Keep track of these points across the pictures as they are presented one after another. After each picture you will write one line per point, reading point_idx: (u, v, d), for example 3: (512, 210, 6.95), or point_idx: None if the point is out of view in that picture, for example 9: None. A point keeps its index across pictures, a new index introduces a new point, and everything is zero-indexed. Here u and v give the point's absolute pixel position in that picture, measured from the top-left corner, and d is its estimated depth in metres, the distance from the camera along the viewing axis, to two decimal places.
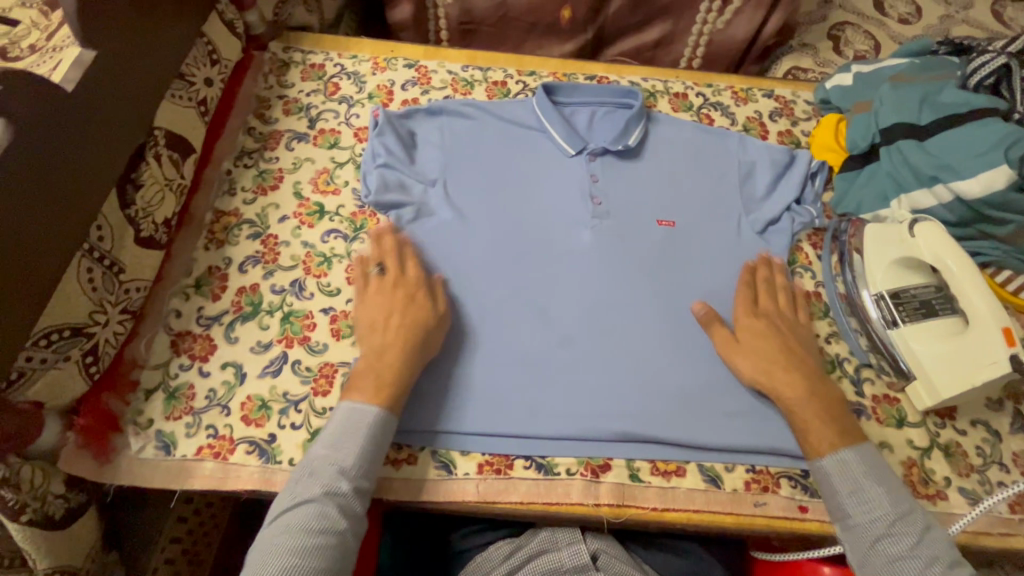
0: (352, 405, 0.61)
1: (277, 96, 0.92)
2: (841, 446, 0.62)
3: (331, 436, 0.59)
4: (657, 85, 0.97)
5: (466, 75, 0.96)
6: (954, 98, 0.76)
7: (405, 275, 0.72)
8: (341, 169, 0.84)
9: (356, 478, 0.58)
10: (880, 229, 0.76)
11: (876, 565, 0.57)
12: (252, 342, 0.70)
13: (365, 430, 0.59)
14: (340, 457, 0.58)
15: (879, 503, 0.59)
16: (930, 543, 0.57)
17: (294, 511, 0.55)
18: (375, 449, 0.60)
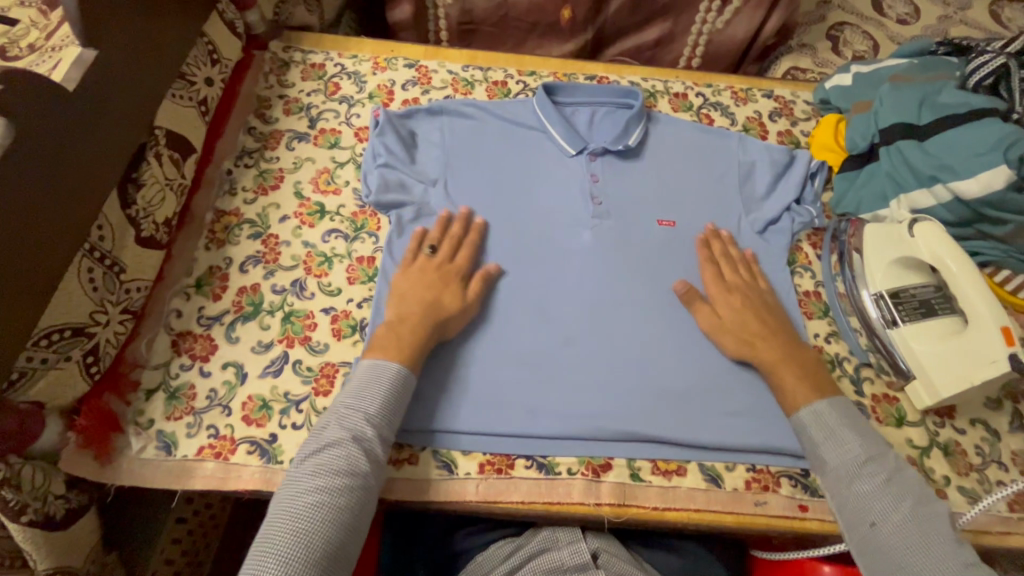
0: (375, 360, 0.62)
1: (277, 96, 0.92)
2: (817, 399, 0.64)
3: (356, 387, 0.61)
4: (657, 86, 0.97)
5: (466, 75, 0.96)
6: (953, 99, 0.76)
7: (452, 261, 0.73)
8: (341, 169, 0.84)
9: (379, 426, 0.59)
10: (879, 229, 0.76)
11: (852, 505, 0.58)
12: (253, 342, 0.70)
13: (388, 383, 0.61)
14: (364, 405, 0.59)
15: (852, 445, 0.60)
16: (900, 479, 0.58)
17: (320, 454, 0.56)
18: (397, 400, 0.61)
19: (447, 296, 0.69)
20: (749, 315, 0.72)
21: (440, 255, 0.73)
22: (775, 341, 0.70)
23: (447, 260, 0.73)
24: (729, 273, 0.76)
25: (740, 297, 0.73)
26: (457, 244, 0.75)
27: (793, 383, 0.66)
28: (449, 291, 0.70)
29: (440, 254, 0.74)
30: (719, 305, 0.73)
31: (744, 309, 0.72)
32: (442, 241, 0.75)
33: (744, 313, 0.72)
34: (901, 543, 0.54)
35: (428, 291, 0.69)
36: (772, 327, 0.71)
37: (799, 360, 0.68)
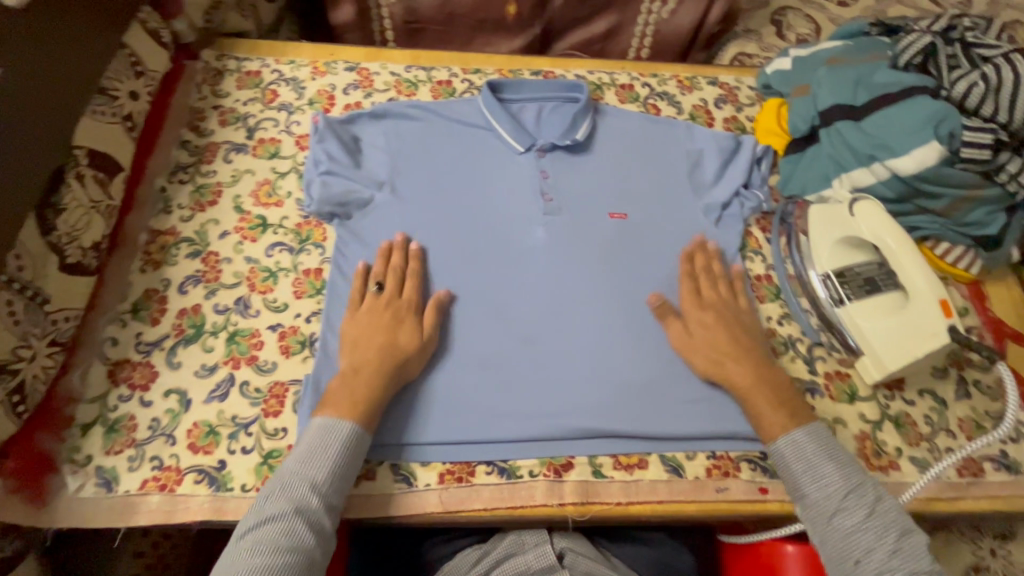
0: (326, 420, 0.59)
1: (212, 106, 0.88)
2: (793, 428, 0.63)
3: (304, 451, 0.57)
4: (603, 78, 0.97)
5: (409, 76, 0.94)
6: (887, 78, 0.77)
7: (402, 295, 0.70)
8: (283, 180, 0.82)
9: (327, 495, 0.55)
10: (823, 210, 0.77)
11: (833, 541, 0.56)
12: (196, 365, 0.67)
13: (338, 444, 0.58)
14: (311, 472, 0.56)
15: (830, 478, 0.59)
16: (885, 512, 0.56)
17: (261, 530, 0.52)
18: (346, 464, 0.58)
19: (399, 334, 0.67)
20: (722, 334, 0.70)
21: (388, 290, 0.70)
22: (747, 357, 0.68)
23: (396, 294, 0.70)
24: (706, 289, 0.74)
25: (715, 315, 0.71)
26: (402, 276, 0.72)
27: (770, 408, 0.64)
28: (403, 329, 0.67)
29: (387, 291, 0.70)
30: (690, 321, 0.72)
31: (716, 325, 0.71)
32: (384, 273, 0.72)
33: (716, 330, 0.70)
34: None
35: (379, 332, 0.66)
36: (748, 343, 0.70)
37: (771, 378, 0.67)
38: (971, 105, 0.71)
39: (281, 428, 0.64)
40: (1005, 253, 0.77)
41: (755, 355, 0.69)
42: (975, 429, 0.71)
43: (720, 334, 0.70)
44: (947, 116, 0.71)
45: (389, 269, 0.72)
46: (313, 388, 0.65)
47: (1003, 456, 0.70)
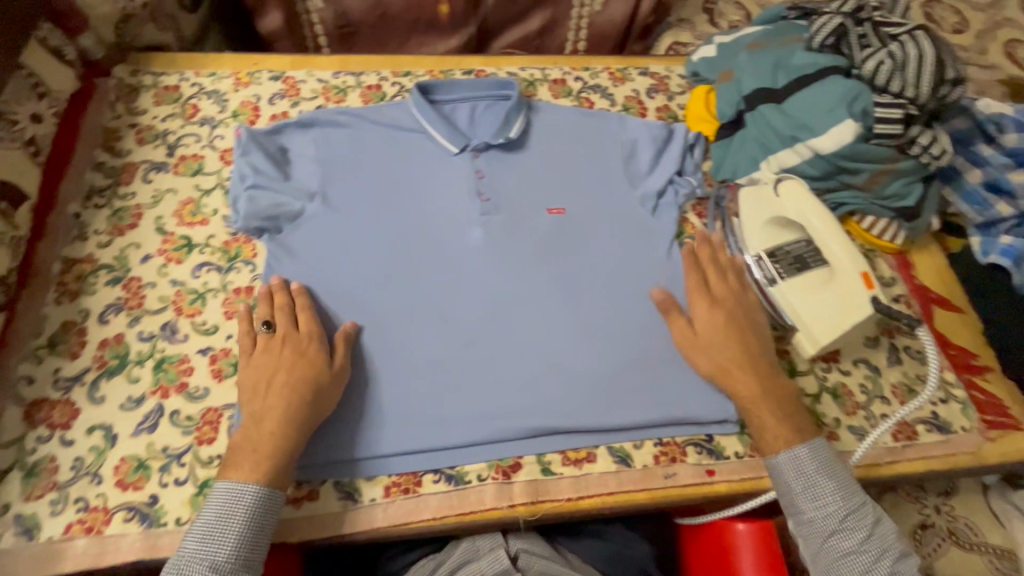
0: (228, 486, 0.55)
1: (128, 125, 0.84)
2: (795, 445, 0.62)
3: (203, 524, 0.54)
4: (535, 74, 0.97)
5: (338, 82, 0.92)
6: (804, 60, 0.80)
7: (297, 330, 0.66)
8: (207, 197, 0.78)
9: (231, 572, 0.53)
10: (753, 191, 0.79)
11: (827, 558, 0.58)
12: (121, 398, 0.64)
13: (245, 511, 0.54)
14: (212, 551, 0.52)
15: (830, 500, 0.60)
16: (881, 536, 0.58)
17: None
18: (252, 533, 0.54)
19: (289, 372, 0.62)
20: (735, 342, 0.68)
21: (279, 327, 0.66)
22: (755, 365, 0.67)
23: (291, 330, 0.66)
24: (714, 280, 0.74)
25: (728, 317, 0.70)
26: (292, 312, 0.68)
27: (774, 419, 0.64)
28: (301, 363, 0.63)
29: (278, 328, 0.66)
30: (699, 323, 0.70)
31: (728, 328, 0.69)
32: (279, 312, 0.68)
33: (729, 336, 0.68)
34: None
35: (269, 371, 0.62)
36: (755, 351, 0.68)
37: (779, 391, 0.65)
38: (881, 82, 0.74)
39: (216, 456, 0.62)
40: (925, 222, 0.81)
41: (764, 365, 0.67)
42: (907, 394, 0.74)
43: (731, 340, 0.68)
44: (858, 94, 0.74)
45: (282, 308, 0.68)
46: None
47: (935, 417, 0.73)
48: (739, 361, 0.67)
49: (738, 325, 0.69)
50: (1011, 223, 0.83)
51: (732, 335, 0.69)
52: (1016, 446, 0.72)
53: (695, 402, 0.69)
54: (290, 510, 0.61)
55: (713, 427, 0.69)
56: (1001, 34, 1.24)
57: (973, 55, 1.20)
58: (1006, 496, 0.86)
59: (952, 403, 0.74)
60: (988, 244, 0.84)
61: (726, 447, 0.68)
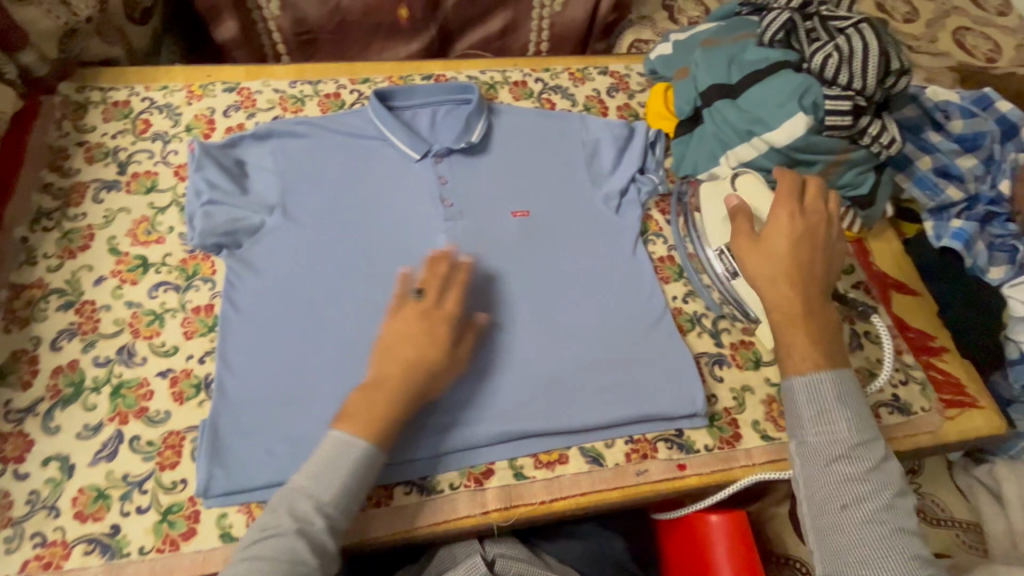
0: (342, 436, 0.56)
1: (76, 143, 0.82)
2: (818, 369, 0.60)
3: (313, 467, 0.55)
4: (496, 76, 0.97)
5: (295, 91, 0.90)
6: (756, 56, 0.81)
7: (442, 306, 0.64)
8: (162, 215, 0.77)
9: (333, 515, 0.54)
10: (711, 186, 0.80)
11: (824, 481, 0.57)
12: (78, 427, 0.62)
13: (354, 465, 0.55)
14: (318, 491, 0.54)
15: (842, 427, 0.58)
16: (885, 471, 0.57)
17: (262, 545, 0.51)
18: (356, 486, 0.55)
19: (434, 352, 0.61)
20: (803, 254, 0.64)
21: (428, 300, 0.64)
22: (813, 283, 0.63)
23: (436, 304, 0.64)
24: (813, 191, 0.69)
25: (807, 229, 0.65)
26: (444, 286, 0.66)
27: (806, 342, 0.61)
28: (435, 345, 0.61)
29: (427, 299, 0.64)
30: (768, 230, 0.66)
31: (801, 240, 0.65)
32: (433, 281, 0.66)
33: (797, 245, 0.65)
34: (865, 532, 0.53)
35: (413, 347, 0.60)
36: (814, 270, 0.64)
37: (819, 314, 0.62)
38: (829, 74, 0.75)
39: (179, 480, 0.61)
40: (878, 211, 0.83)
41: (823, 289, 0.64)
42: (869, 377, 0.75)
43: (798, 249, 0.64)
44: (809, 87, 0.75)
45: (440, 278, 0.66)
46: (209, 432, 0.62)
47: (896, 399, 0.74)
48: (789, 272, 0.63)
49: (804, 236, 0.65)
50: (960, 207, 0.86)
51: (802, 244, 0.65)
52: (973, 423, 0.75)
53: (665, 398, 0.69)
54: None
55: (682, 422, 0.69)
56: (950, 23, 1.28)
57: (924, 44, 1.23)
58: (970, 470, 0.89)
59: (912, 383, 0.76)
60: (941, 228, 0.86)
61: (696, 440, 0.69)
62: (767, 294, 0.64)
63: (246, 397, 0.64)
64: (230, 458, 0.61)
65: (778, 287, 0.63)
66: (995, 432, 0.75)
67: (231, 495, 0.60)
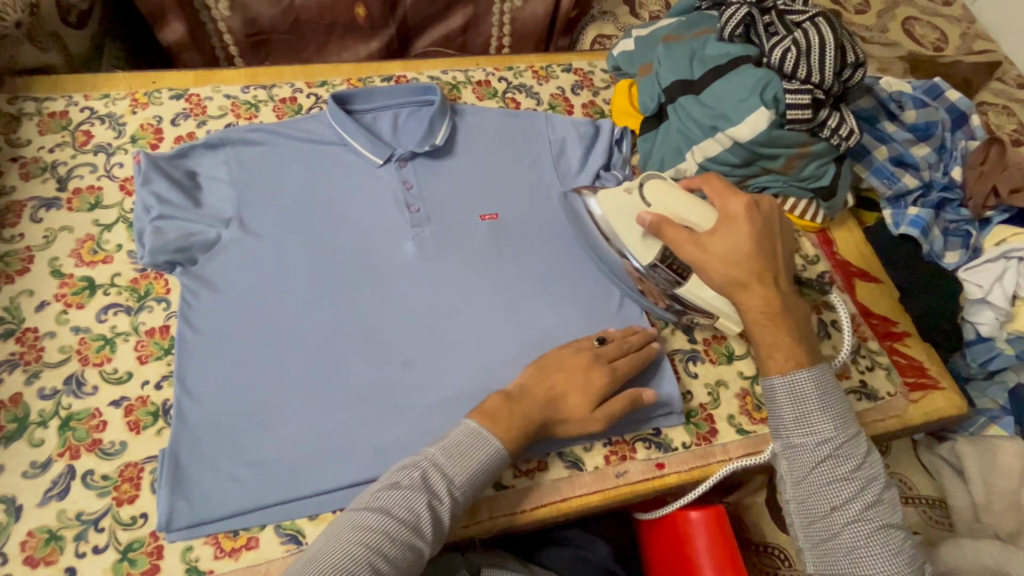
0: (479, 427, 0.58)
1: (9, 158, 0.76)
2: (799, 369, 0.59)
3: (450, 445, 0.57)
4: (458, 76, 0.95)
5: (247, 96, 0.86)
6: (716, 51, 0.82)
7: (618, 368, 0.66)
8: (109, 232, 0.72)
9: (456, 499, 0.55)
10: (611, 200, 0.72)
11: (812, 484, 0.57)
12: (24, 465, 0.58)
13: (484, 459, 0.57)
14: (451, 470, 0.56)
15: (825, 428, 0.57)
16: (870, 467, 0.57)
17: (389, 500, 0.53)
18: (481, 477, 0.57)
19: (576, 398, 0.63)
20: (766, 245, 0.61)
21: (607, 348, 0.67)
22: (779, 272, 0.61)
23: (612, 358, 0.67)
24: (730, 199, 0.64)
25: (761, 217, 0.62)
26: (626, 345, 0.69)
27: (788, 341, 0.59)
28: (581, 395, 0.63)
29: (607, 348, 0.67)
30: (723, 227, 0.62)
31: (760, 230, 0.62)
32: (619, 338, 0.70)
33: (757, 237, 0.61)
34: (853, 533, 0.55)
35: (568, 380, 0.64)
36: (776, 265, 0.62)
37: (794, 304, 0.61)
38: (788, 69, 0.76)
39: (139, 515, 0.58)
40: (840, 201, 0.85)
41: (788, 272, 0.63)
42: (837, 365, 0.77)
43: (760, 240, 0.61)
44: (769, 82, 0.76)
45: (621, 337, 0.70)
46: (170, 462, 0.59)
47: (863, 385, 0.76)
48: (757, 274, 0.60)
49: (763, 228, 0.62)
50: (915, 195, 0.89)
51: (761, 234, 0.62)
52: (936, 404, 0.77)
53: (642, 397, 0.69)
54: (227, 563, 0.57)
55: (659, 420, 0.69)
56: (899, 13, 1.31)
57: (876, 34, 1.26)
58: (934, 448, 0.92)
59: (878, 369, 0.78)
60: (899, 215, 0.89)
61: (673, 438, 0.69)
62: (741, 297, 0.61)
63: (208, 423, 0.61)
64: (194, 489, 0.58)
65: (750, 288, 0.61)
66: (957, 411, 0.78)
67: (196, 527, 0.57)
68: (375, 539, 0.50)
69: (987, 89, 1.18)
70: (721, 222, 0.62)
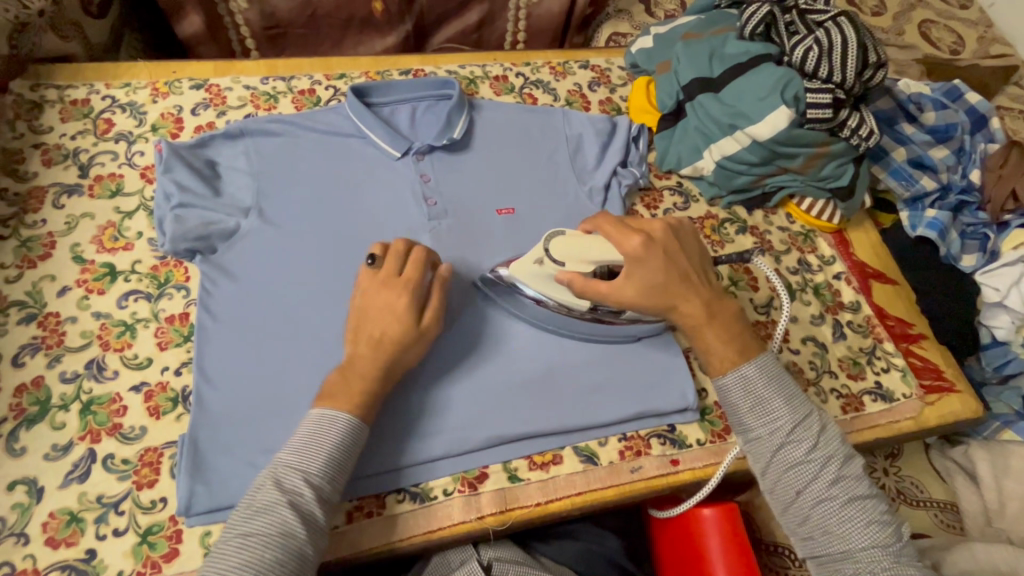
0: (322, 412, 0.56)
1: (31, 145, 0.77)
2: (739, 365, 0.60)
3: (297, 442, 0.55)
4: (475, 71, 0.95)
5: (267, 88, 0.86)
6: (737, 49, 0.81)
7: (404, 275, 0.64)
8: (130, 220, 0.73)
9: (321, 487, 0.54)
10: (523, 271, 0.67)
11: (776, 472, 0.57)
12: (46, 447, 0.59)
13: (334, 437, 0.55)
14: (305, 466, 0.53)
15: (778, 412, 0.58)
16: (826, 445, 0.57)
17: (252, 523, 0.50)
18: (341, 458, 0.55)
19: (396, 326, 0.60)
20: (674, 271, 0.63)
21: (390, 269, 0.64)
22: (699, 290, 0.63)
23: (398, 273, 0.64)
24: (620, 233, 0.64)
25: (662, 246, 0.63)
26: (405, 260, 0.65)
27: (720, 343, 0.61)
28: (401, 321, 0.61)
29: (387, 269, 0.64)
30: (635, 262, 0.63)
31: (665, 258, 0.63)
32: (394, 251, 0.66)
33: (666, 266, 0.63)
34: (823, 512, 0.55)
35: (381, 323, 0.61)
36: (690, 280, 0.63)
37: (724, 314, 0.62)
38: (810, 68, 0.76)
39: (158, 499, 0.58)
40: (858, 202, 0.84)
41: (708, 286, 0.64)
42: (852, 366, 0.77)
43: (669, 267, 0.63)
44: (790, 81, 0.75)
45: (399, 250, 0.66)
46: (189, 448, 0.59)
47: (878, 387, 0.76)
48: (674, 298, 0.62)
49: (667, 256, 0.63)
50: (933, 197, 0.88)
51: (668, 260, 0.63)
52: (952, 407, 0.77)
53: (658, 394, 0.69)
54: None
55: (674, 417, 0.69)
56: (915, 16, 1.31)
57: (892, 36, 1.26)
58: (946, 452, 0.91)
59: (892, 371, 0.77)
60: (916, 217, 0.89)
61: (688, 435, 0.69)
62: (678, 320, 0.63)
63: (226, 410, 0.62)
64: (213, 474, 0.58)
65: (681, 310, 0.62)
66: (972, 415, 0.77)
67: (214, 512, 0.58)
68: (245, 563, 0.48)
69: (1003, 94, 1.17)
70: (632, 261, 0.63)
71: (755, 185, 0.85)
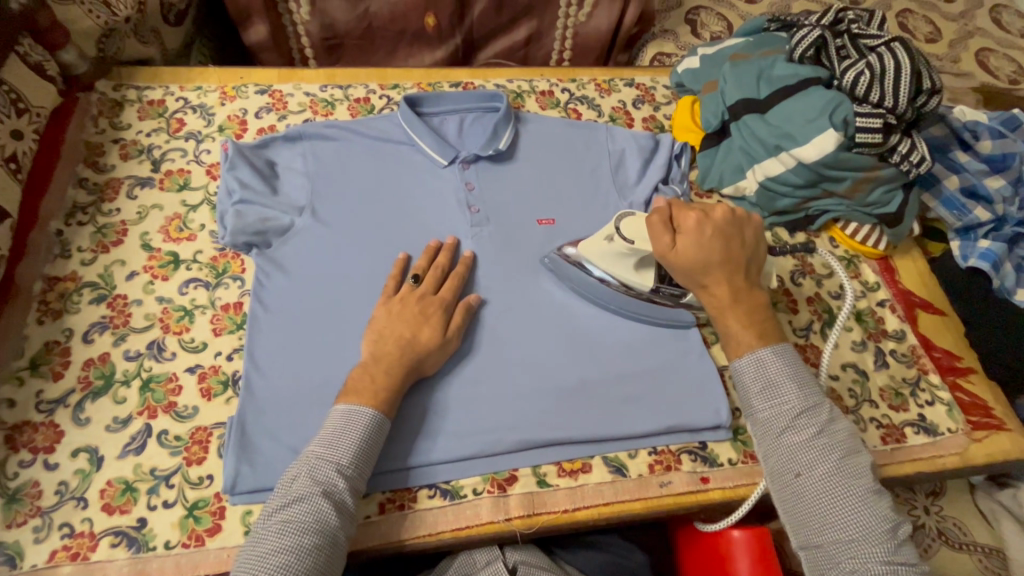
0: (350, 408, 0.59)
1: (111, 140, 0.83)
2: (761, 347, 0.61)
3: (328, 434, 0.57)
4: (522, 85, 0.98)
5: (325, 95, 0.91)
6: (785, 71, 0.82)
7: (435, 294, 0.70)
8: (194, 213, 0.78)
9: (352, 477, 0.56)
10: (593, 247, 0.73)
11: (777, 454, 0.57)
12: (107, 419, 0.63)
13: (362, 428, 0.58)
14: (337, 455, 0.56)
15: (787, 396, 0.57)
16: (833, 435, 0.56)
17: (286, 510, 0.53)
18: (368, 448, 0.57)
19: (426, 331, 0.66)
20: (716, 254, 0.64)
21: (424, 285, 0.70)
22: (734, 277, 0.64)
23: (431, 291, 0.70)
24: (684, 213, 0.67)
25: (713, 229, 0.65)
26: (441, 276, 0.72)
27: (741, 328, 0.62)
28: (429, 326, 0.66)
29: (423, 285, 0.70)
30: (681, 237, 0.66)
31: (713, 238, 0.64)
32: (428, 271, 0.72)
33: (712, 246, 0.64)
34: (820, 499, 0.53)
35: (407, 326, 0.66)
36: (732, 263, 0.64)
37: (750, 302, 0.63)
38: (860, 92, 0.76)
39: (206, 476, 0.61)
40: (906, 228, 0.83)
41: (746, 276, 0.65)
42: (894, 397, 0.75)
43: (712, 251, 0.64)
44: (840, 104, 0.75)
45: (431, 266, 0.72)
46: (237, 430, 0.62)
47: (922, 419, 0.74)
48: (705, 276, 0.64)
49: (716, 236, 0.65)
50: (987, 227, 0.86)
51: (715, 242, 0.65)
52: (1001, 446, 0.74)
53: (690, 410, 0.69)
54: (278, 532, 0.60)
55: (706, 435, 0.69)
56: (972, 44, 1.27)
57: (947, 63, 1.23)
58: (992, 494, 0.87)
59: (937, 404, 0.75)
60: (968, 248, 0.86)
61: (719, 454, 0.69)
62: (704, 301, 0.65)
63: (273, 398, 0.65)
64: (257, 456, 0.61)
65: (710, 291, 0.64)
66: None
67: (255, 493, 0.60)
68: (283, 548, 0.50)
69: None
70: (684, 231, 0.66)
71: (799, 207, 0.84)
